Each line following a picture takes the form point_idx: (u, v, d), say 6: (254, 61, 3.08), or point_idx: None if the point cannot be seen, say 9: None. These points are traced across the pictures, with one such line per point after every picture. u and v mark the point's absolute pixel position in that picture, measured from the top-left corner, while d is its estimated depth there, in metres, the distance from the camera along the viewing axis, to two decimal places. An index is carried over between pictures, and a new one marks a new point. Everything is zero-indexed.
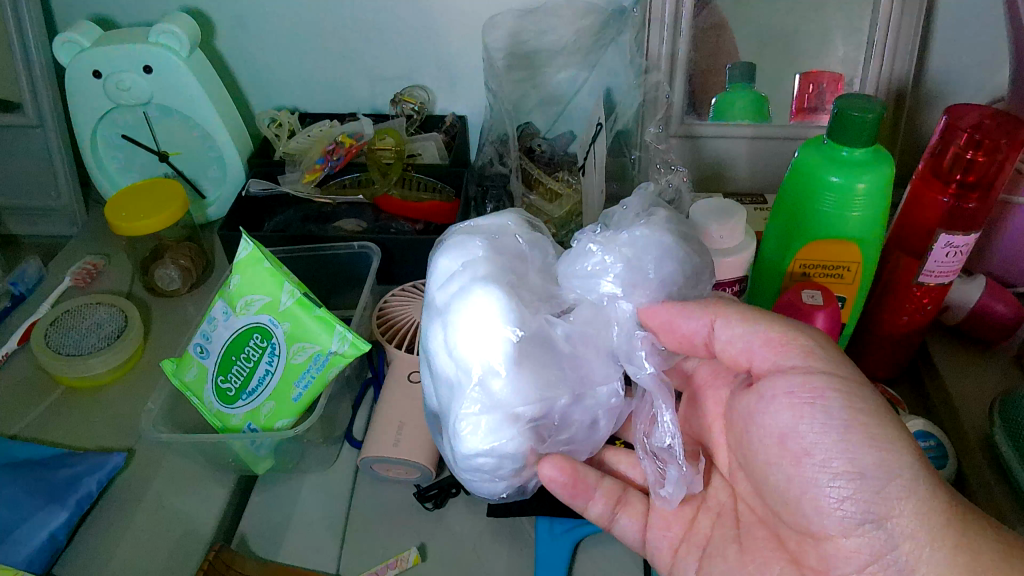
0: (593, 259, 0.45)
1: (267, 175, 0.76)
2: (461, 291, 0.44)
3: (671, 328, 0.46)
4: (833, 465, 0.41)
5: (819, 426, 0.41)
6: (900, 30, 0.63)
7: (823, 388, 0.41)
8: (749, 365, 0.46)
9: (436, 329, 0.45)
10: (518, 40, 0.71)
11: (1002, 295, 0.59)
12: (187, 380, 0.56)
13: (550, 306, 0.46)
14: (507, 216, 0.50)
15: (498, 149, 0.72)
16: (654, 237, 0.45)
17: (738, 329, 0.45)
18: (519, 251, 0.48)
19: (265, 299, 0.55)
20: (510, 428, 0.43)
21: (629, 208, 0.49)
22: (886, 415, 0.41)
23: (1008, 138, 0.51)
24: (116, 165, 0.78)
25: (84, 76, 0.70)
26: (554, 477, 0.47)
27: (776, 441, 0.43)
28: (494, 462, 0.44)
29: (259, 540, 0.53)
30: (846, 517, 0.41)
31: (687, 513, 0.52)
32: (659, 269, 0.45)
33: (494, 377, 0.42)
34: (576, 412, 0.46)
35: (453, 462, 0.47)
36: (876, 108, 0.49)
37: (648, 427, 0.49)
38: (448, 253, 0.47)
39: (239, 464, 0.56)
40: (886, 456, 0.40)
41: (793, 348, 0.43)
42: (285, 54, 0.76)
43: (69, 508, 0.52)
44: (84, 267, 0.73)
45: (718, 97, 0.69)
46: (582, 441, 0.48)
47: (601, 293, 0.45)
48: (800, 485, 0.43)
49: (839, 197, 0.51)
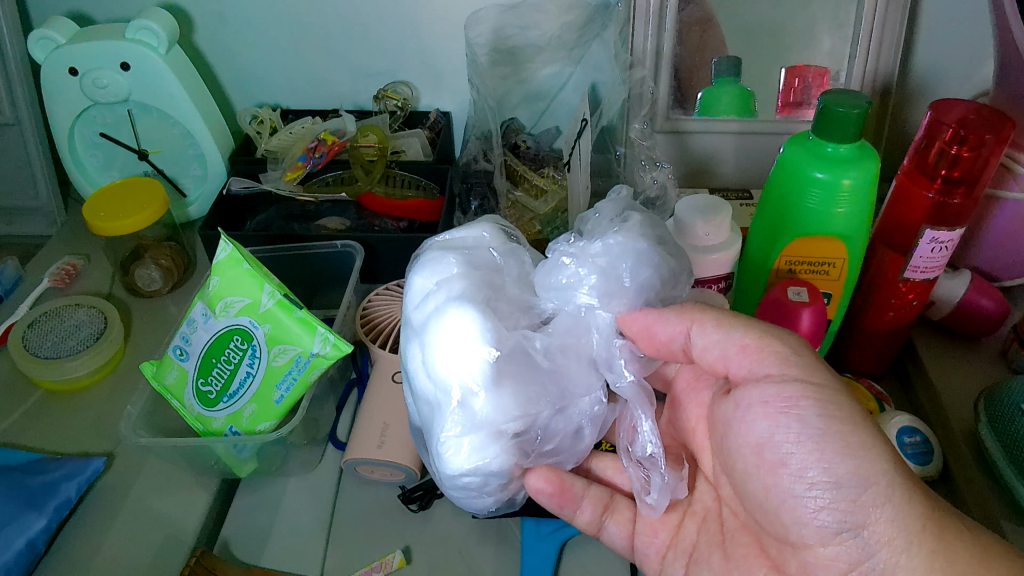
0: (567, 271, 0.45)
1: (249, 174, 0.75)
2: (437, 311, 0.44)
3: (650, 335, 0.45)
4: (809, 475, 0.41)
5: (795, 435, 0.41)
6: (885, 24, 0.63)
7: (798, 397, 0.41)
8: (726, 372, 0.46)
9: (415, 350, 0.45)
10: (502, 35, 0.70)
11: (987, 290, 0.59)
12: (167, 383, 0.55)
13: (529, 318, 0.46)
14: (482, 226, 0.50)
15: (481, 145, 0.74)
16: (629, 243, 0.44)
17: (715, 335, 0.45)
18: (494, 264, 0.47)
19: (245, 301, 0.54)
20: (495, 444, 0.43)
21: (603, 214, 0.48)
22: (862, 422, 0.41)
23: (994, 134, 0.51)
24: (95, 163, 0.76)
25: (60, 74, 0.69)
26: (541, 488, 0.47)
27: (753, 449, 0.43)
28: (479, 480, 0.44)
29: (243, 545, 0.53)
30: (824, 527, 0.41)
31: (672, 520, 0.52)
32: (636, 276, 0.45)
33: (474, 397, 0.42)
34: (558, 422, 0.46)
35: (439, 481, 0.47)
36: (862, 104, 0.48)
37: (631, 435, 0.49)
38: (422, 270, 0.47)
39: (222, 468, 0.55)
40: (861, 465, 0.40)
41: (767, 355, 0.43)
42: (267, 50, 0.75)
43: (47, 514, 0.51)
44: (63, 267, 0.72)
45: (704, 92, 0.68)
46: (567, 450, 0.48)
47: (579, 304, 0.45)
48: (778, 495, 0.42)
49: (825, 193, 0.50)
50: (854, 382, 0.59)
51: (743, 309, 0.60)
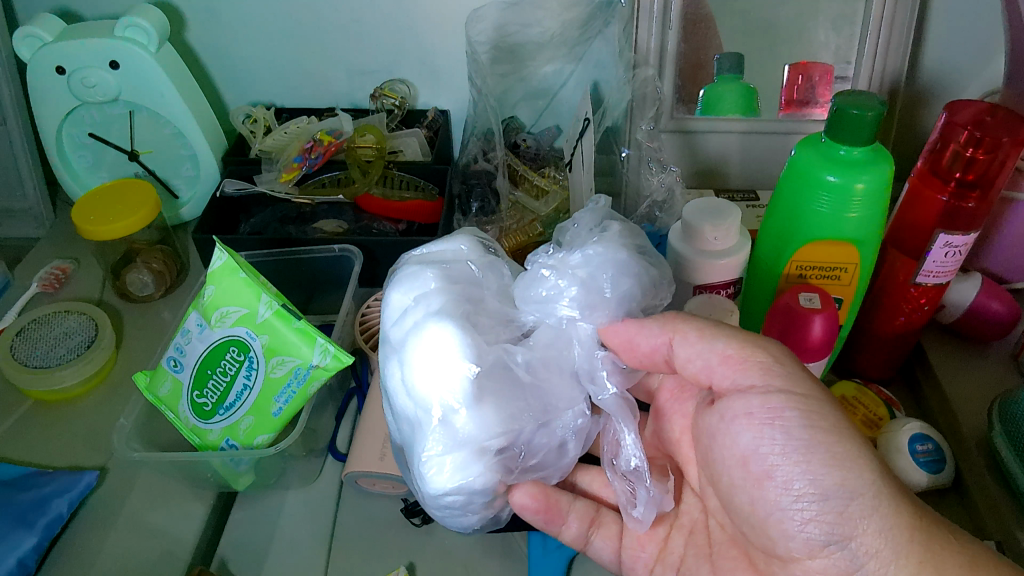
0: (547, 284, 0.44)
1: (243, 175, 0.74)
2: (415, 328, 0.42)
3: (631, 346, 0.45)
4: (795, 487, 0.39)
5: (780, 447, 0.40)
6: (894, 20, 0.61)
7: (783, 407, 0.40)
8: (710, 383, 0.45)
9: (394, 367, 0.44)
10: (503, 32, 0.69)
11: (997, 293, 0.58)
12: (161, 395, 0.54)
13: (509, 332, 0.45)
14: (461, 240, 0.49)
15: (482, 145, 0.71)
16: (609, 254, 0.44)
17: (698, 345, 0.44)
18: (473, 278, 0.46)
19: (242, 311, 0.52)
20: (477, 463, 0.42)
21: (582, 224, 0.48)
22: (848, 432, 0.39)
23: (1011, 135, 0.49)
24: (84, 164, 0.74)
25: (46, 73, 0.67)
26: (526, 504, 0.46)
27: (739, 462, 0.42)
28: (463, 498, 0.43)
29: (238, 560, 0.51)
30: (811, 539, 0.40)
31: (659, 534, 0.51)
32: (616, 287, 0.44)
33: (454, 414, 0.41)
34: (541, 437, 0.45)
35: (422, 500, 0.45)
36: (876, 105, 0.47)
37: (615, 449, 0.48)
38: (399, 286, 0.45)
39: (217, 480, 0.54)
40: (847, 476, 0.38)
41: (751, 365, 0.42)
42: (260, 48, 0.73)
43: (37, 532, 0.50)
44: (52, 272, 0.70)
45: (707, 89, 0.67)
46: (552, 466, 0.47)
47: (560, 317, 0.45)
48: (765, 508, 0.41)
49: (837, 197, 0.49)
50: (860, 388, 0.58)
51: (749, 317, 0.58)
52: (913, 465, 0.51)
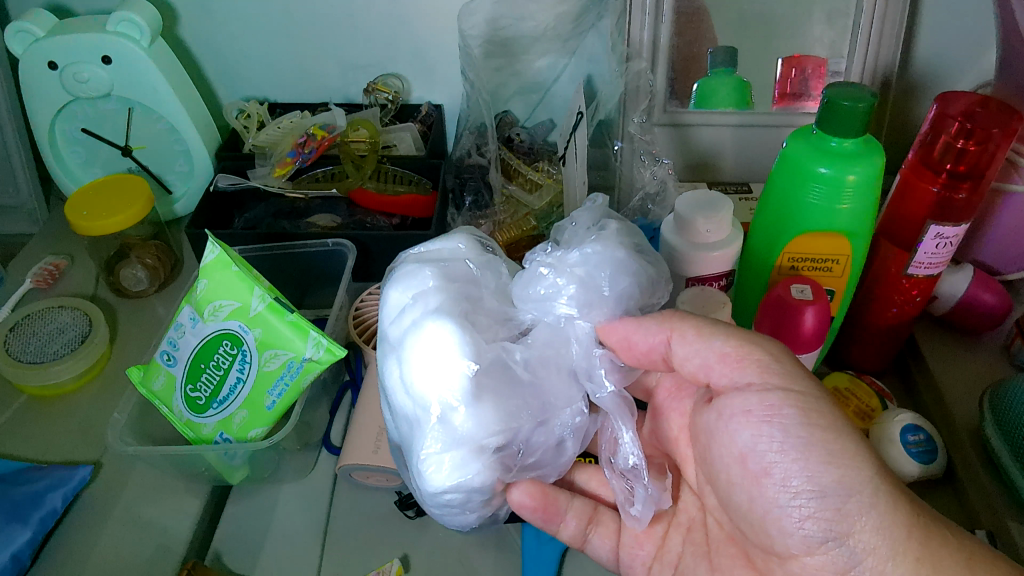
0: (545, 282, 0.44)
1: (237, 170, 0.73)
2: (413, 326, 0.42)
3: (629, 345, 0.45)
4: (793, 484, 0.40)
5: (778, 444, 0.40)
6: (886, 13, 0.61)
7: (781, 405, 0.40)
8: (708, 381, 0.45)
9: (392, 366, 0.44)
10: (496, 27, 0.68)
11: (989, 284, 0.58)
12: (155, 390, 0.53)
13: (507, 330, 0.45)
14: (459, 238, 0.49)
15: (475, 139, 0.72)
16: (607, 253, 0.44)
17: (695, 344, 0.44)
18: (471, 276, 0.46)
19: (235, 305, 0.52)
20: (476, 461, 0.42)
21: (580, 223, 0.48)
22: (846, 430, 0.40)
23: (1001, 128, 0.50)
24: (77, 159, 0.74)
25: (39, 68, 0.67)
26: (524, 502, 0.46)
27: (738, 459, 0.42)
28: (462, 496, 0.43)
29: (234, 555, 0.51)
30: (809, 536, 0.40)
31: (658, 532, 0.51)
32: (614, 285, 0.44)
33: (453, 413, 0.41)
34: (540, 435, 0.45)
35: (419, 497, 0.46)
36: (868, 97, 0.47)
37: (613, 447, 0.48)
38: (397, 285, 0.45)
39: (212, 474, 0.54)
40: (845, 473, 0.39)
41: (748, 363, 0.42)
42: (253, 43, 0.73)
43: (32, 526, 0.50)
44: (46, 268, 0.70)
45: (700, 83, 0.67)
46: (550, 464, 0.47)
47: (558, 315, 0.45)
48: (763, 505, 0.41)
49: (829, 188, 0.49)
50: (854, 380, 0.58)
51: (743, 311, 0.59)
52: (904, 455, 0.51)
